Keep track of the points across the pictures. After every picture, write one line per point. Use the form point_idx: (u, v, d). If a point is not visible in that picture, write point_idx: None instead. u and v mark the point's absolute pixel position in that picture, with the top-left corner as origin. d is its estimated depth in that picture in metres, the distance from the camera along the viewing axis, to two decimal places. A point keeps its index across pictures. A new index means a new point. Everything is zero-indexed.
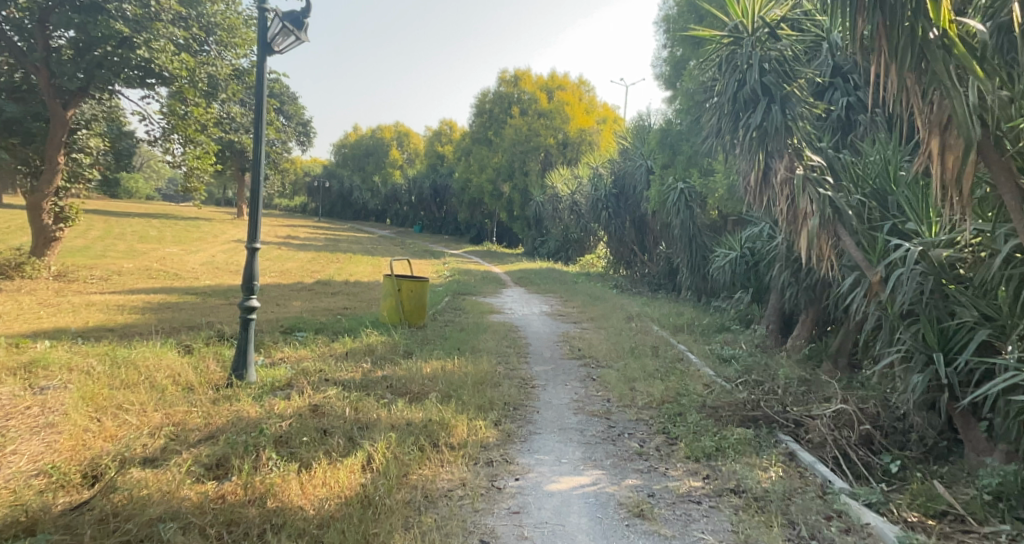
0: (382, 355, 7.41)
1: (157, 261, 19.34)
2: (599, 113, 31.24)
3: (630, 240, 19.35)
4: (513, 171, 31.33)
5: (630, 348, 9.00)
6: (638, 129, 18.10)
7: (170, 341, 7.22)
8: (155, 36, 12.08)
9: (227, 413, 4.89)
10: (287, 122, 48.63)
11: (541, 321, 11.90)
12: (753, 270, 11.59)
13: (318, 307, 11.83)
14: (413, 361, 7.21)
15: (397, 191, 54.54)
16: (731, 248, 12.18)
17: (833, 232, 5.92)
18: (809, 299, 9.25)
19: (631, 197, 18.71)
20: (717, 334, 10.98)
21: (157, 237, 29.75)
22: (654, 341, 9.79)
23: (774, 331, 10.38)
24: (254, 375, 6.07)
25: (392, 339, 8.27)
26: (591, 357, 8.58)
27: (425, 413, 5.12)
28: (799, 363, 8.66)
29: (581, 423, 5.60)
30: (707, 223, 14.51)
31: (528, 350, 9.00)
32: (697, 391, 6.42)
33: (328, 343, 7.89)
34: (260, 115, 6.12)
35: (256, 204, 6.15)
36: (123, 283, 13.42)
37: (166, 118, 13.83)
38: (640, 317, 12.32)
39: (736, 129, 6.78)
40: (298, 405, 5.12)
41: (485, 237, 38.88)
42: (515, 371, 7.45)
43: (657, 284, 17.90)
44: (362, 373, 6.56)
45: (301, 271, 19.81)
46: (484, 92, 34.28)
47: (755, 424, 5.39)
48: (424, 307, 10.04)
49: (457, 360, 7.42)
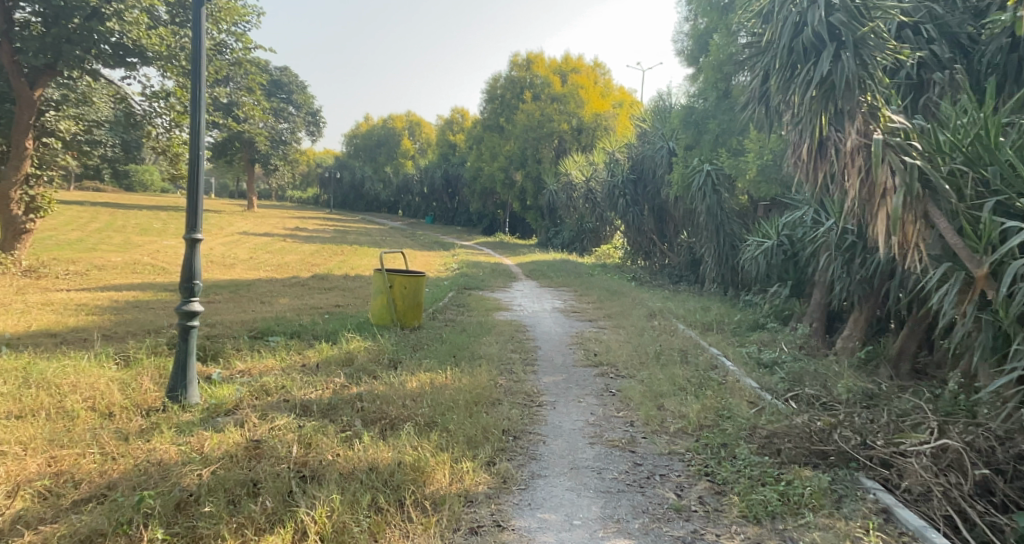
0: (362, 366, 6.25)
1: (148, 254, 18.37)
2: (615, 97, 29.78)
3: (649, 230, 18.06)
4: (525, 159, 30.08)
5: (655, 353, 7.78)
6: (657, 109, 16.77)
7: (109, 349, 6.09)
8: (129, 8, 11.17)
9: (137, 455, 3.75)
10: (296, 111, 47.52)
11: (553, 319, 10.71)
12: (793, 261, 10.32)
13: (307, 305, 10.72)
14: (396, 374, 6.06)
15: (408, 182, 53.49)
16: (765, 235, 10.89)
17: (922, 213, 4.66)
18: (863, 294, 7.98)
19: (651, 183, 17.43)
20: (752, 333, 9.71)
21: (160, 229, 28.87)
22: (682, 343, 8.55)
23: (818, 329, 9.12)
24: (197, 394, 4.96)
25: (378, 345, 7.11)
26: (610, 364, 7.38)
27: (397, 450, 3.97)
28: (853, 368, 7.41)
29: (599, 459, 4.41)
30: (736, 209, 13.19)
31: (536, 355, 7.81)
32: (742, 413, 5.19)
33: (301, 350, 6.76)
34: (199, 71, 4.97)
35: (196, 184, 4.95)
36: (100, 279, 12.41)
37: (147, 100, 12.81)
38: (663, 313, 11.09)
39: (790, 87, 5.53)
40: (234, 440, 3.97)
41: (498, 228, 37.65)
42: (519, 385, 6.27)
43: (678, 276, 16.61)
44: (332, 391, 5.40)
45: (300, 264, 18.75)
46: (495, 76, 32.95)
47: (826, 461, 4.17)
48: (420, 307, 8.89)
49: (450, 372, 6.24)
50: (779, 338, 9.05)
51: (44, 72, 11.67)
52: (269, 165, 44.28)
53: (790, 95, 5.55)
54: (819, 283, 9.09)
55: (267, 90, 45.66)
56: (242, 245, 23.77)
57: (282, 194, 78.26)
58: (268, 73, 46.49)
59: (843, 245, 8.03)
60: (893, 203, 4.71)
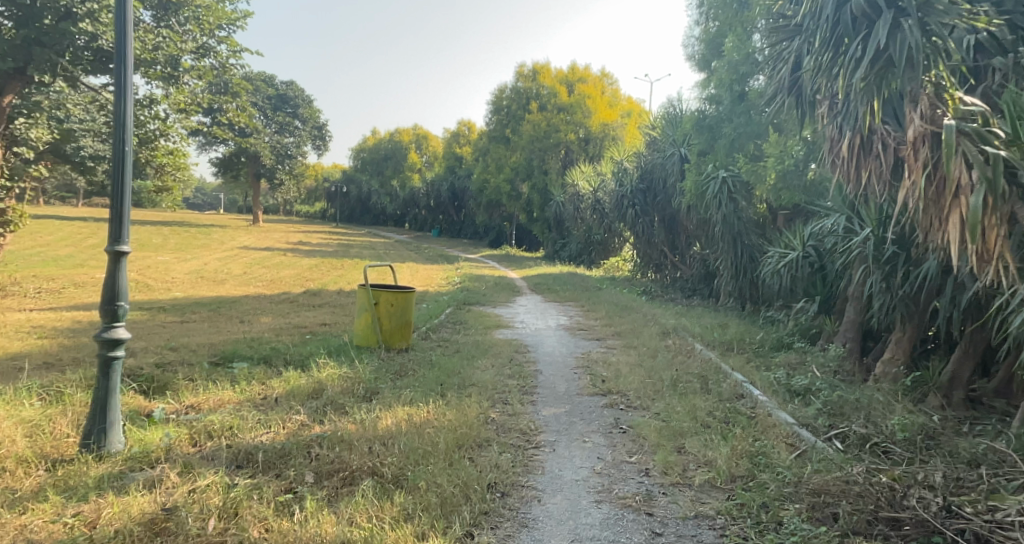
0: (331, 399, 5.38)
1: (137, 271, 17.61)
2: (623, 106, 28.96)
3: (660, 241, 17.18)
4: (531, 170, 29.32)
5: (672, 379, 6.87)
6: (667, 115, 15.89)
7: (35, 381, 5.22)
8: (104, 9, 10.60)
9: (2, 534, 2.89)
10: (303, 125, 46.39)
11: (557, 338, 9.81)
12: (821, 275, 9.43)
13: (289, 324, 9.86)
14: (369, 409, 5.18)
15: (415, 195, 52.92)
16: (788, 245, 10.00)
17: (1007, 216, 3.82)
18: (907, 311, 7.06)
19: (661, 192, 16.56)
20: (777, 354, 8.77)
21: (157, 244, 28.24)
22: (701, 367, 7.63)
23: (853, 350, 8.18)
24: (121, 439, 4.08)
25: (355, 372, 6.24)
26: (620, 391, 6.49)
27: (345, 524, 3.10)
28: (899, 397, 6.49)
29: (608, 525, 3.54)
30: (754, 219, 12.29)
31: (536, 381, 6.92)
32: (783, 463, 4.30)
33: (264, 380, 5.89)
34: (125, 50, 4.10)
35: (120, 186, 4.09)
36: (74, 298, 11.65)
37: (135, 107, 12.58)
38: (677, 331, 10.19)
39: (836, 67, 4.92)
40: (136, 508, 3.09)
41: (504, 240, 36.81)
42: (513, 421, 5.40)
43: (691, 290, 15.69)
44: (288, 432, 4.52)
45: (295, 279, 17.97)
46: (501, 87, 32.20)
47: (903, 533, 3.32)
48: (408, 327, 8.01)
49: (433, 406, 5.37)
50: (808, 360, 8.13)
51: (14, 79, 10.84)
52: (274, 180, 43.71)
53: (837, 75, 4.92)
54: (854, 298, 8.20)
55: (272, 104, 45.16)
56: (239, 260, 23.02)
57: (289, 209, 77.74)
58: (273, 88, 46.12)
59: (883, 257, 7.18)
60: (969, 204, 3.89)
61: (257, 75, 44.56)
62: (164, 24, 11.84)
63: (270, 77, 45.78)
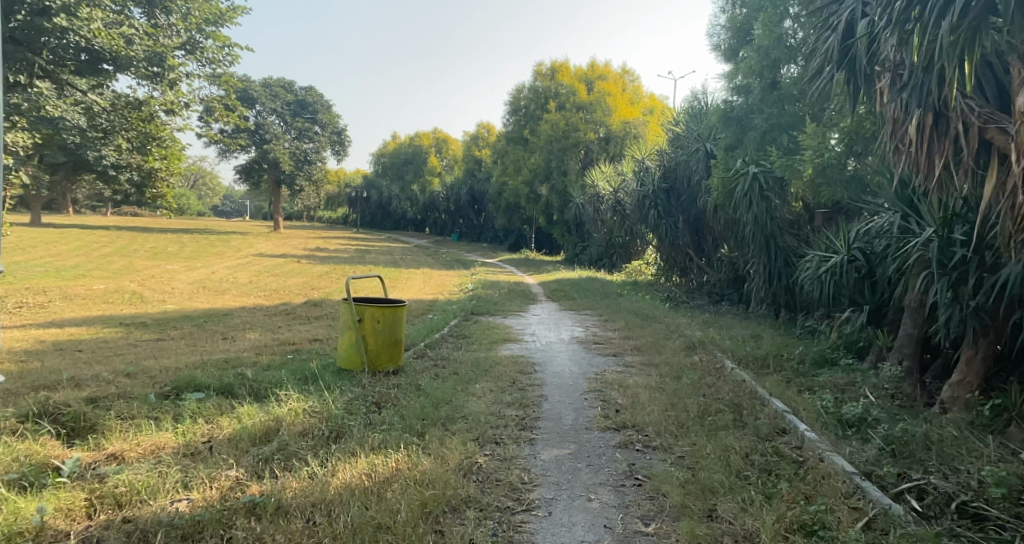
0: (284, 444, 4.45)
1: (137, 282, 16.94)
2: (645, 104, 27.78)
3: (684, 244, 16.06)
4: (550, 172, 28.32)
5: (699, 410, 5.82)
6: (692, 110, 14.84)
7: None
8: (82, 1, 9.60)
9: None
10: (321, 130, 45.74)
11: (569, 354, 8.81)
12: (869, 281, 8.19)
13: (274, 341, 8.99)
14: (325, 459, 4.22)
15: (435, 200, 52.29)
16: (830, 247, 8.87)
17: None
18: (981, 326, 5.92)
19: (685, 192, 15.45)
20: (821, 373, 7.64)
21: (171, 253, 27.90)
22: (733, 391, 6.57)
23: (910, 370, 7.02)
24: None
25: (323, 405, 5.29)
26: (637, 425, 5.48)
27: None
28: (976, 433, 5.34)
29: None
30: (789, 218, 11.14)
31: (539, 411, 5.91)
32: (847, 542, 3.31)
33: (214, 418, 5.00)
34: None
35: None
36: (56, 313, 11.01)
37: (126, 109, 11.89)
38: (705, 345, 9.14)
39: (909, 23, 4.63)
40: None
41: (524, 244, 35.88)
42: (505, 469, 4.42)
43: (719, 296, 14.58)
44: (213, 496, 3.61)
45: (300, 288, 17.21)
46: (519, 87, 31.19)
47: None
48: (397, 347, 7.07)
49: (406, 453, 4.42)
50: (858, 382, 7.02)
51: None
52: (294, 186, 43.38)
53: (910, 32, 4.60)
54: (910, 308, 7.08)
55: (291, 110, 44.27)
56: (250, 268, 22.41)
57: (312, 213, 77.65)
58: (292, 93, 44.91)
59: (949, 262, 6.07)
60: None
61: (275, 81, 43.83)
62: (151, 21, 11.31)
63: (290, 83, 44.91)
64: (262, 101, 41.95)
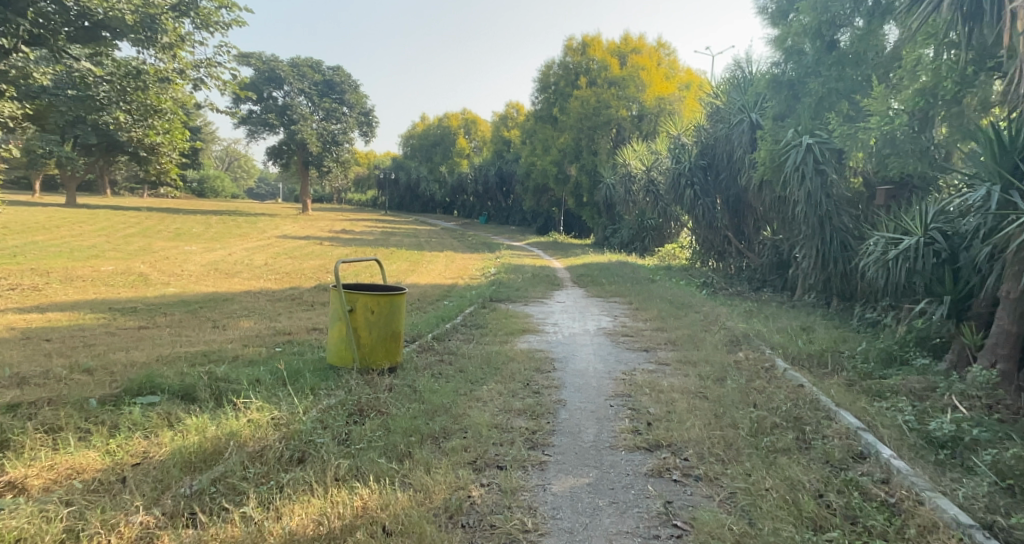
0: (229, 470, 3.52)
1: (149, 263, 16.30)
2: (681, 79, 26.23)
3: (723, 226, 14.78)
4: (580, 151, 27.05)
5: (752, 426, 4.73)
6: (735, 80, 13.50)
7: None
8: None
9: None
10: (348, 111, 44.78)
11: (595, 348, 7.77)
12: (949, 268, 6.93)
13: (267, 331, 8.10)
14: (270, 497, 3.28)
15: (463, 182, 51.30)
16: (902, 227, 7.61)
17: None
18: None
19: (726, 169, 14.15)
20: (890, 376, 6.47)
21: (193, 234, 27.36)
22: (789, 399, 5.46)
23: (1006, 375, 5.81)
24: None
25: (292, 415, 4.36)
26: (675, 446, 4.43)
27: None
28: None
29: None
30: (846, 196, 9.86)
31: (554, 424, 4.85)
32: None
33: (156, 431, 4.10)
34: None
35: None
36: (48, 296, 10.29)
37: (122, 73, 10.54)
38: (750, 339, 7.99)
39: None
40: None
41: (554, 226, 34.69)
42: (503, 508, 3.42)
43: (760, 282, 13.33)
44: None
45: (315, 271, 16.39)
46: (548, 63, 29.89)
47: None
48: (395, 341, 6.10)
49: (377, 486, 3.45)
50: (940, 387, 5.85)
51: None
52: (322, 167, 42.69)
53: None
54: (1006, 300, 5.88)
55: (318, 89, 43.36)
56: (269, 250, 21.69)
57: (342, 196, 77.44)
58: (319, 73, 43.96)
59: None
60: None
61: (303, 60, 42.85)
62: None
63: (318, 63, 43.97)
64: (289, 81, 41.18)
